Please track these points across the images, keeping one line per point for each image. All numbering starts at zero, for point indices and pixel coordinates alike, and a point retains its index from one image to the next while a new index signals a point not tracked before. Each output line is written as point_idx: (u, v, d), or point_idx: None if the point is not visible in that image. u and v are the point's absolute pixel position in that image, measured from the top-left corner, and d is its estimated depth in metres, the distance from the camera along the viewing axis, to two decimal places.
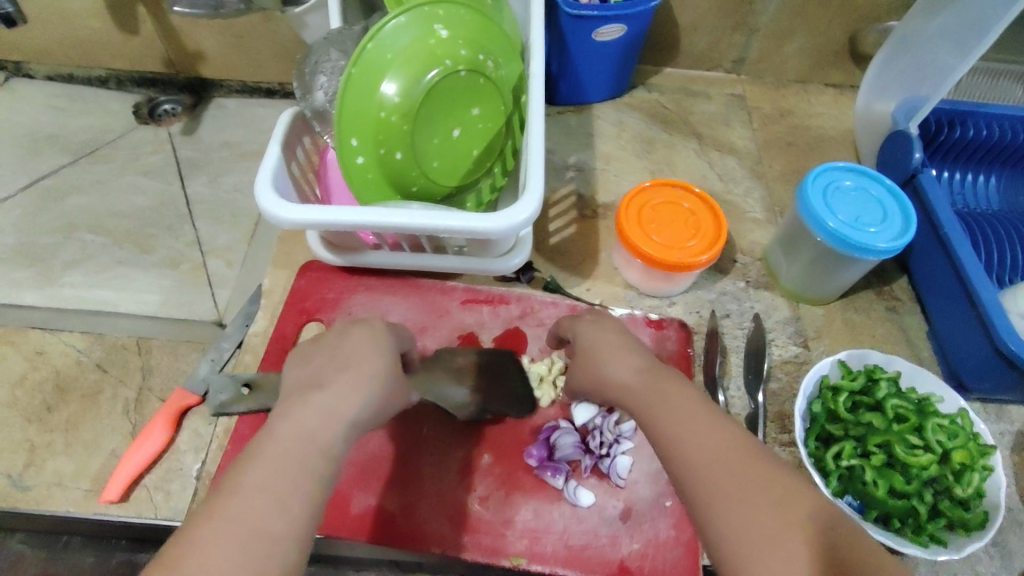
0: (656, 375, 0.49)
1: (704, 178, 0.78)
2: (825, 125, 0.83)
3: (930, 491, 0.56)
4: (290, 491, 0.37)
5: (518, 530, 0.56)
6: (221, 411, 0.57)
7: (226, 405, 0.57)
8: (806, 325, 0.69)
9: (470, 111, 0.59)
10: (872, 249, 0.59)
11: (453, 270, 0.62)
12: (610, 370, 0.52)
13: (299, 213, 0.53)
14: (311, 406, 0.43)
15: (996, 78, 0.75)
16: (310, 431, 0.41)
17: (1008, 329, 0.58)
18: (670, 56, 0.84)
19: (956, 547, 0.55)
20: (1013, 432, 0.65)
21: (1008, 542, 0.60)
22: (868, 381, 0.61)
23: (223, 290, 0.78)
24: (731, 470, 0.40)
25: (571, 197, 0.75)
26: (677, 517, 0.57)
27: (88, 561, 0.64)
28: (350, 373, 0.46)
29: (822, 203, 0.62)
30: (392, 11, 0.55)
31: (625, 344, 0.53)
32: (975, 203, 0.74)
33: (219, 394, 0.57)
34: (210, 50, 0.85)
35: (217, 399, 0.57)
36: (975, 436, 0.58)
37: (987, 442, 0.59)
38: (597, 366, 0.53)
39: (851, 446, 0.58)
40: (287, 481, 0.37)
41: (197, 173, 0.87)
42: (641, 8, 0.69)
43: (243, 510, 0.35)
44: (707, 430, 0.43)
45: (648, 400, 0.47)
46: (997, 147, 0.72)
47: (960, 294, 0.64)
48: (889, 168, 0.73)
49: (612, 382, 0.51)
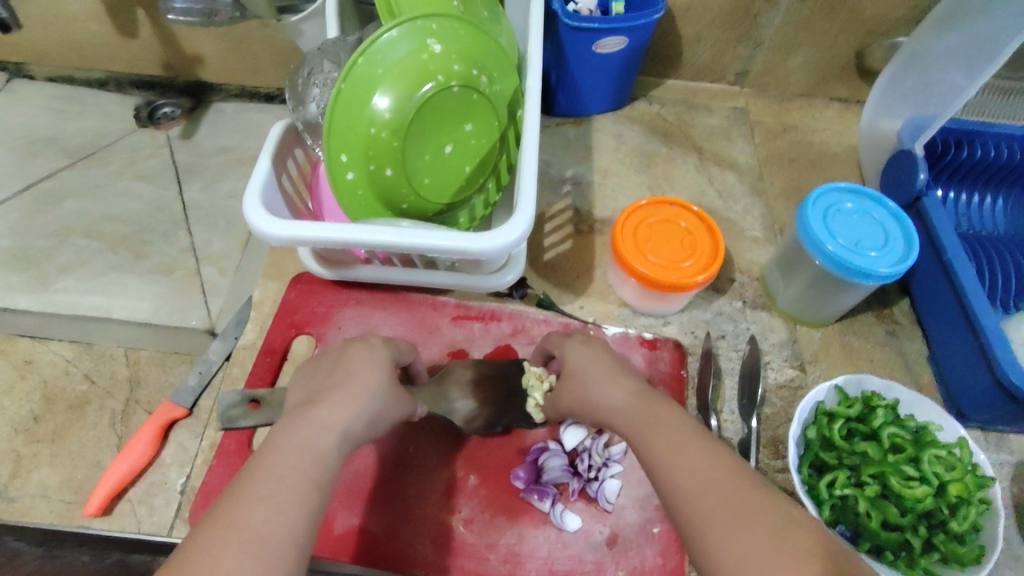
0: (649, 399, 0.48)
1: (703, 194, 0.76)
2: (829, 141, 0.82)
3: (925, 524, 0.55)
4: (287, 503, 0.36)
5: (502, 554, 0.55)
6: (226, 424, 0.54)
7: (233, 419, 0.55)
8: (803, 348, 0.68)
9: (463, 127, 0.58)
10: (873, 274, 0.58)
11: (444, 286, 0.61)
12: (597, 392, 0.51)
13: (286, 229, 0.52)
14: (298, 422, 0.42)
15: (1008, 96, 0.73)
16: (302, 444, 0.40)
17: (1009, 360, 0.57)
18: (672, 68, 0.83)
19: None
20: (1013, 463, 0.64)
21: None
22: (864, 408, 0.60)
23: (216, 299, 0.78)
24: (726, 495, 0.39)
25: (567, 212, 0.74)
26: (665, 544, 0.56)
27: (82, 559, 0.51)
28: (335, 391, 0.45)
29: (822, 225, 0.61)
30: (386, 24, 0.54)
31: (615, 368, 0.52)
32: (980, 226, 0.72)
33: (229, 408, 0.55)
34: (208, 54, 0.84)
35: (225, 413, 0.55)
36: (974, 468, 0.57)
37: (985, 473, 0.57)
38: (584, 388, 0.52)
39: (845, 476, 0.57)
40: (284, 494, 0.36)
41: (194, 178, 0.87)
42: (642, 21, 0.67)
43: (242, 522, 0.34)
44: (705, 454, 0.42)
45: (637, 423, 0.46)
46: (1004, 169, 0.70)
47: (962, 321, 0.63)
48: (892, 188, 0.71)
49: (600, 407, 0.50)
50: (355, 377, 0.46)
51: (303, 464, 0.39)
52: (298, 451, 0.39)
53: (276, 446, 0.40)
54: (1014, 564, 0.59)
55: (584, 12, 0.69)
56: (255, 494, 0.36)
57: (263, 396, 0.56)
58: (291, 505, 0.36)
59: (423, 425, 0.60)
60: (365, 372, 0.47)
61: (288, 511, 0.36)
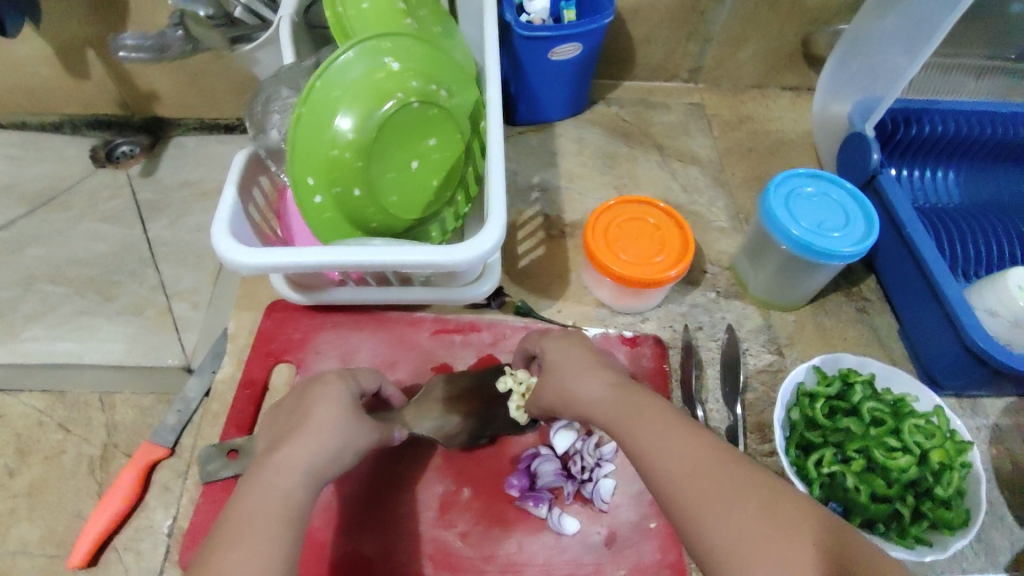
0: (631, 393, 0.47)
1: (668, 190, 0.78)
2: (784, 128, 0.84)
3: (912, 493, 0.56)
4: (268, 541, 0.36)
5: (501, 564, 0.55)
6: (206, 479, 0.55)
7: (213, 473, 0.55)
8: (778, 333, 0.69)
9: (426, 142, 0.59)
10: (838, 254, 0.60)
11: (420, 302, 0.61)
12: (574, 385, 0.50)
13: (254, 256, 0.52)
14: (277, 458, 0.42)
15: (949, 72, 0.75)
16: (275, 483, 0.40)
17: (973, 325, 0.59)
18: (627, 69, 0.84)
19: (941, 548, 0.55)
20: (988, 426, 0.65)
21: (992, 538, 0.59)
22: (843, 385, 0.61)
23: (191, 334, 0.77)
24: (711, 483, 0.39)
25: (537, 218, 0.75)
26: (662, 539, 0.56)
27: None
28: (307, 424, 0.44)
29: (785, 211, 0.62)
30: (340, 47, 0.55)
31: (590, 361, 0.51)
32: (935, 198, 0.75)
33: (206, 463, 0.55)
34: (164, 89, 0.84)
35: (204, 468, 0.55)
36: (952, 434, 0.58)
37: (964, 438, 0.59)
38: (561, 383, 0.51)
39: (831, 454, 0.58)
40: (264, 531, 0.37)
41: (158, 216, 0.86)
42: (592, 26, 0.68)
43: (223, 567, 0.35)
44: (689, 441, 0.42)
45: (618, 413, 0.46)
46: (952, 142, 0.73)
47: (926, 292, 0.65)
48: (849, 170, 0.74)
49: (581, 401, 0.49)
50: (332, 408, 0.46)
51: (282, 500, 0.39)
52: (276, 487, 0.40)
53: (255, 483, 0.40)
54: (1000, 524, 0.60)
55: (535, 21, 0.70)
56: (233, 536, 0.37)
57: (240, 445, 0.56)
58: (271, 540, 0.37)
59: (411, 443, 0.60)
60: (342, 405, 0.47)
61: (269, 550, 0.36)
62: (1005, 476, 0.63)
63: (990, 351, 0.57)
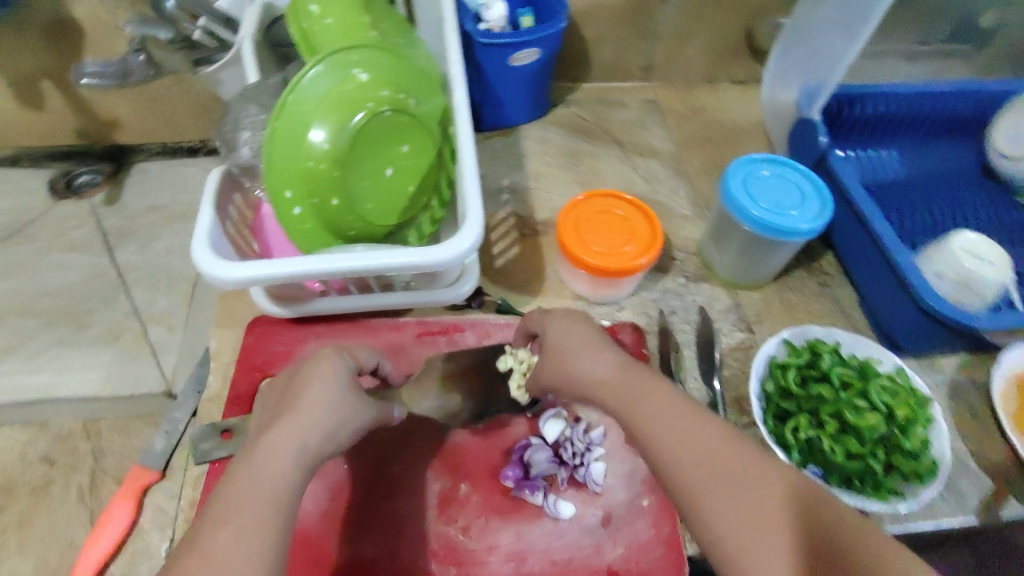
0: (630, 371, 0.48)
1: (631, 183, 0.81)
2: (736, 118, 0.88)
3: (883, 449, 0.60)
4: (262, 530, 0.37)
5: (503, 554, 0.56)
6: (200, 458, 0.57)
7: (207, 453, 0.57)
8: (746, 311, 0.73)
9: (399, 148, 0.60)
10: (797, 231, 0.63)
11: (403, 305, 0.63)
12: (571, 366, 0.50)
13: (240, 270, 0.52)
14: (270, 437, 0.42)
15: (882, 58, 0.81)
16: (269, 463, 0.40)
17: (926, 287, 0.63)
18: (583, 70, 0.88)
19: (914, 497, 0.58)
20: (947, 383, 0.70)
21: (959, 485, 0.63)
22: (812, 355, 0.65)
23: (169, 357, 0.76)
24: (716, 473, 0.41)
25: (510, 219, 0.77)
26: (656, 515, 0.58)
27: None
28: (298, 399, 0.45)
29: (745, 194, 0.66)
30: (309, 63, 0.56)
31: (591, 336, 0.51)
32: (881, 174, 0.80)
33: (201, 442, 0.57)
34: (124, 116, 0.83)
35: (198, 448, 0.57)
36: (914, 391, 0.62)
37: (924, 394, 0.63)
38: (559, 360, 0.51)
39: (806, 419, 0.61)
40: (258, 520, 0.38)
41: (126, 241, 0.85)
42: (549, 31, 0.71)
43: (215, 556, 0.36)
44: (701, 430, 0.43)
45: (622, 385, 0.47)
46: (891, 121, 0.78)
47: (881, 261, 0.69)
48: (799, 152, 0.78)
49: (582, 378, 0.49)
50: (328, 381, 0.46)
51: (276, 485, 0.40)
52: (269, 468, 0.40)
53: (247, 461, 0.40)
54: (964, 472, 0.64)
55: (494, 28, 0.73)
56: (226, 523, 0.37)
57: (235, 425, 0.58)
58: (263, 528, 0.37)
59: (406, 445, 0.61)
60: (335, 375, 0.47)
61: (262, 540, 0.37)
62: (966, 428, 0.67)
63: (943, 310, 0.61)
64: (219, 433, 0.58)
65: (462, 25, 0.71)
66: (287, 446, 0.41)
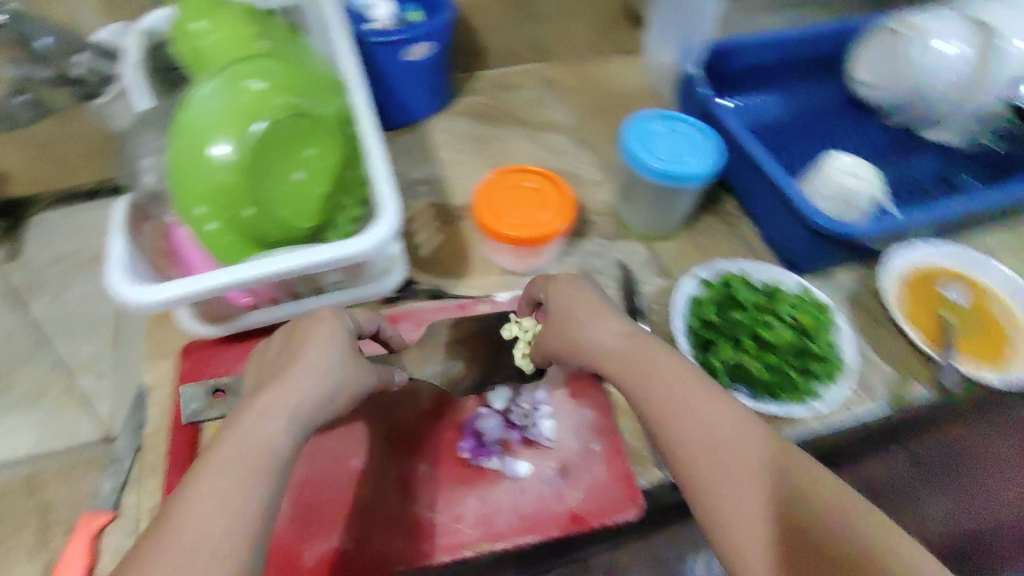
0: (640, 339, 0.52)
1: (539, 158, 0.85)
2: (627, 85, 0.94)
3: (795, 358, 0.66)
4: (235, 497, 0.39)
5: (470, 520, 0.58)
6: (190, 419, 0.59)
7: (195, 412, 0.59)
8: (663, 259, 0.78)
9: (304, 153, 0.59)
10: (694, 175, 0.68)
11: (336, 305, 0.64)
12: (580, 337, 0.54)
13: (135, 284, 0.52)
14: (254, 407, 0.43)
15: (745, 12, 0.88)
16: (247, 436, 0.41)
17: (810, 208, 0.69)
18: (477, 59, 0.91)
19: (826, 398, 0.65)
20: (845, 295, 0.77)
21: (871, 381, 0.69)
22: (724, 286, 0.71)
23: (101, 404, 0.75)
24: (716, 461, 0.44)
25: (429, 209, 0.79)
26: (607, 457, 0.62)
27: None
28: (282, 374, 0.46)
29: (642, 148, 0.70)
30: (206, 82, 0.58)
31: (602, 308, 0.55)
32: (762, 116, 0.87)
33: (191, 402, 0.59)
34: (13, 166, 0.79)
35: (187, 409, 0.59)
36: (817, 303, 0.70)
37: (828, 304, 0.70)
38: (565, 335, 0.55)
39: (726, 344, 0.66)
40: (234, 489, 0.39)
41: (36, 295, 0.83)
42: (437, 22, 0.74)
43: (198, 534, 0.37)
44: (703, 404, 0.47)
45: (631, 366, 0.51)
46: (763, 67, 0.85)
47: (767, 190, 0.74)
48: (687, 106, 0.84)
49: (594, 346, 0.53)
50: (323, 348, 0.49)
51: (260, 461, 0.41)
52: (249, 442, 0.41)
53: (235, 435, 0.42)
54: (875, 369, 0.70)
55: (383, 27, 0.74)
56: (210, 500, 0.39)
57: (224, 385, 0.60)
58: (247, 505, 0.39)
59: (360, 439, 0.62)
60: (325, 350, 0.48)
61: (237, 506, 0.39)
62: (873, 329, 0.74)
63: (828, 225, 0.67)
64: (208, 394, 0.60)
65: (352, 29, 0.73)
66: (261, 419, 0.43)
